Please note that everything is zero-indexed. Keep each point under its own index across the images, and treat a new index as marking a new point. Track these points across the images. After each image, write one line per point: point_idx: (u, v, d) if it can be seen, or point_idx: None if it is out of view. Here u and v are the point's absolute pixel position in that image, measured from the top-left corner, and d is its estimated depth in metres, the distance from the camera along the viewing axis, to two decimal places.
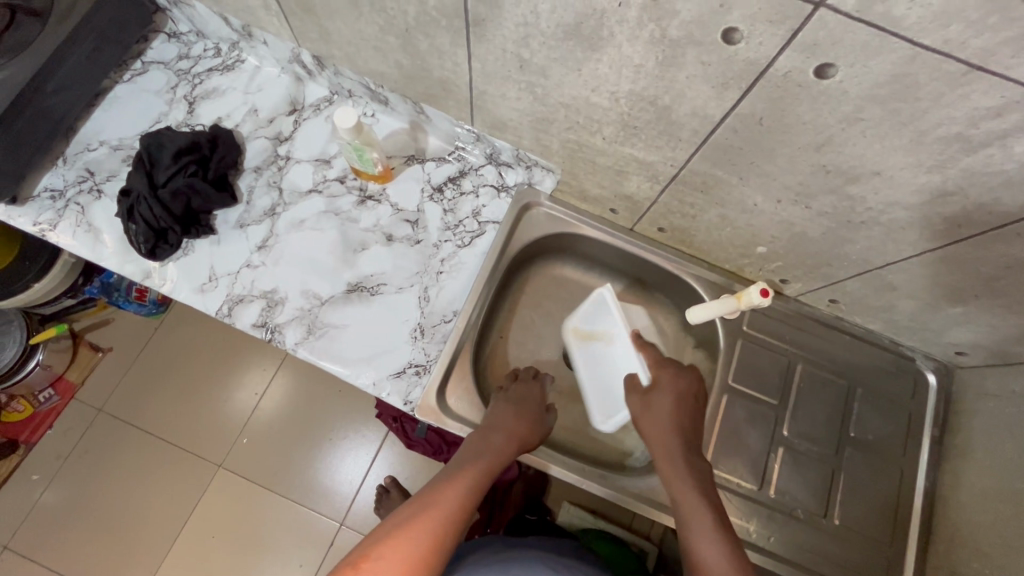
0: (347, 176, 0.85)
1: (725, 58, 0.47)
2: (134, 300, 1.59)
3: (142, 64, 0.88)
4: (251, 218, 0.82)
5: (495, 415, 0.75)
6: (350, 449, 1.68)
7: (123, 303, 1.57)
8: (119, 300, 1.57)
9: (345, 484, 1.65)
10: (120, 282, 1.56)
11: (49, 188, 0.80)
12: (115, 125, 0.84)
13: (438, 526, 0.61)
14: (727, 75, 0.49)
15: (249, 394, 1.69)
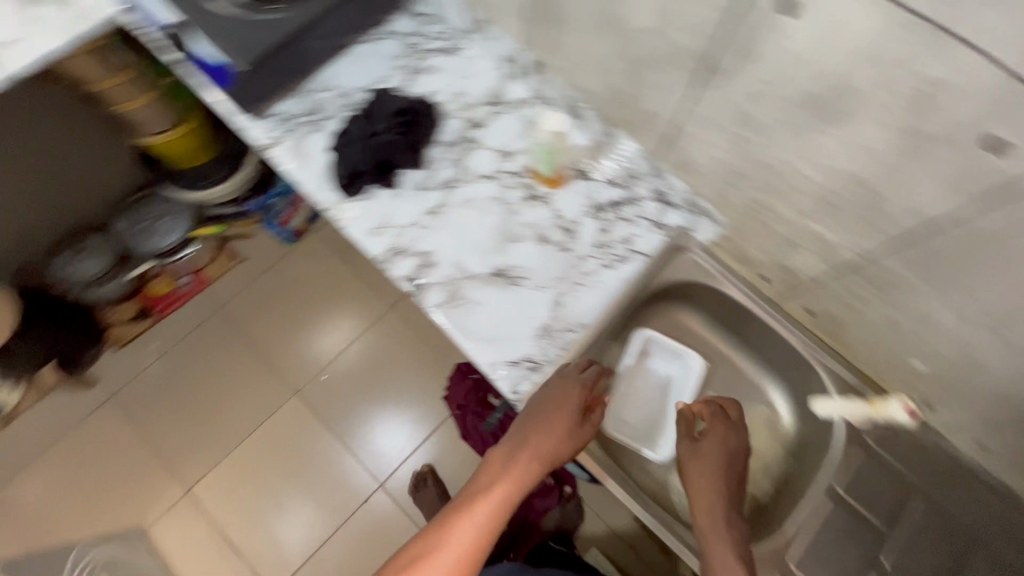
0: (522, 172, 0.91)
1: (976, 163, 0.47)
2: (278, 224, 1.81)
3: (383, 31, 0.98)
4: (430, 184, 0.90)
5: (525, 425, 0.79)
6: (408, 419, 1.75)
7: (268, 224, 1.81)
8: (266, 220, 1.80)
9: (393, 449, 1.72)
10: (276, 204, 1.78)
11: (283, 111, 0.93)
12: (347, 74, 0.96)
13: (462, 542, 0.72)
14: (970, 181, 0.48)
15: (341, 339, 1.83)
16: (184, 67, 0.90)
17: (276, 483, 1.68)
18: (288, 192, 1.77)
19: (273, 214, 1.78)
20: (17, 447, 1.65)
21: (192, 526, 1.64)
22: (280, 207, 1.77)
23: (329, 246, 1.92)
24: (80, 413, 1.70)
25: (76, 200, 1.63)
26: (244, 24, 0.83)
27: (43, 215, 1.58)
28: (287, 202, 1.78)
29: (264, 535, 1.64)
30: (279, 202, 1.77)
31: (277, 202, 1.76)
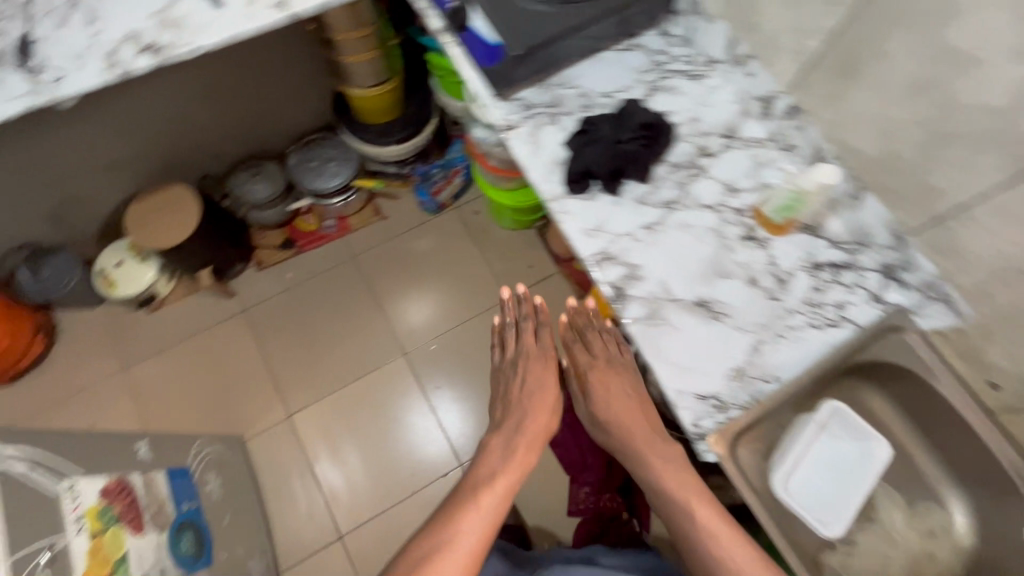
0: (744, 212, 0.90)
1: None
2: (429, 194, 1.89)
3: (633, 43, 1.00)
4: (650, 201, 0.91)
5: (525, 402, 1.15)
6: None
7: (419, 191, 1.89)
8: (419, 187, 1.89)
9: (477, 435, 1.75)
10: (434, 175, 1.88)
11: (523, 98, 0.96)
12: (590, 77, 0.98)
13: (493, 500, 1.01)
14: None
15: (453, 318, 1.88)
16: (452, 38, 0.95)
17: (366, 433, 1.76)
18: (448, 165, 1.88)
19: (428, 182, 1.88)
20: (156, 333, 1.80)
21: (285, 449, 1.73)
22: (436, 177, 1.87)
23: (463, 227, 1.97)
24: (214, 318, 1.83)
25: (264, 126, 1.76)
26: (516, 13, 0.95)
27: (236, 132, 1.73)
28: (444, 174, 1.87)
29: (343, 479, 1.72)
30: (437, 171, 1.87)
31: (436, 171, 1.87)
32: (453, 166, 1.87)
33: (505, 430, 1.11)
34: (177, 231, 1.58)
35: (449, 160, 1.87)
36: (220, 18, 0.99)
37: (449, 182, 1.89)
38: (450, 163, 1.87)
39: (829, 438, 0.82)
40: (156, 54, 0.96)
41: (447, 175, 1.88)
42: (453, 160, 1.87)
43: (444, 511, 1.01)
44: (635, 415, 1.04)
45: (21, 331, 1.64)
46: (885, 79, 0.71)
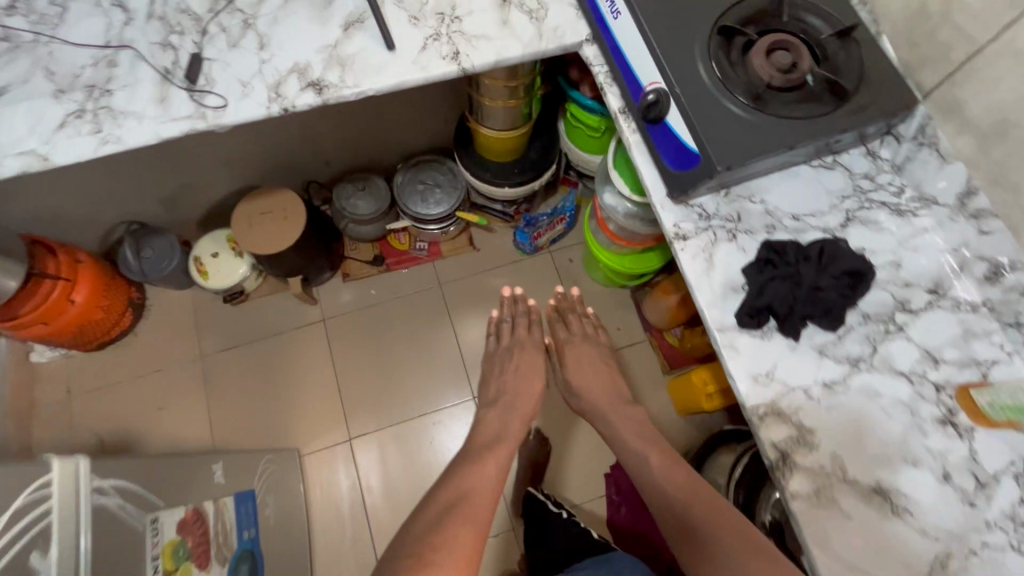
0: (944, 388, 0.77)
1: None
2: (529, 237, 1.80)
3: (833, 161, 0.88)
4: (834, 353, 0.79)
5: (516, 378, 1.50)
6: (558, 477, 1.68)
7: (521, 233, 1.78)
8: (523, 230, 1.77)
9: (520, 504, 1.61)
10: (540, 219, 1.76)
11: (701, 205, 0.85)
12: (779, 194, 0.86)
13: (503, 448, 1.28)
14: None
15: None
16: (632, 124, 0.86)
17: (421, 471, 1.70)
18: (556, 211, 1.78)
19: (534, 227, 1.78)
20: (235, 326, 1.79)
21: (340, 471, 1.70)
22: (543, 223, 1.77)
23: (553, 273, 1.87)
24: (293, 322, 1.81)
25: (379, 141, 1.72)
26: (714, 108, 0.80)
27: (350, 144, 1.70)
28: (550, 221, 1.78)
29: (390, 515, 1.67)
30: (546, 217, 1.77)
31: (545, 217, 1.77)
32: (561, 215, 1.78)
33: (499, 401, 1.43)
34: (279, 241, 1.56)
35: (560, 208, 1.77)
36: (391, 63, 0.93)
37: (552, 229, 1.81)
38: (560, 212, 1.77)
39: None
40: (320, 92, 0.91)
41: (553, 222, 1.79)
42: (564, 209, 1.77)
43: (457, 479, 1.14)
44: (596, 379, 1.48)
45: (115, 304, 1.67)
46: None
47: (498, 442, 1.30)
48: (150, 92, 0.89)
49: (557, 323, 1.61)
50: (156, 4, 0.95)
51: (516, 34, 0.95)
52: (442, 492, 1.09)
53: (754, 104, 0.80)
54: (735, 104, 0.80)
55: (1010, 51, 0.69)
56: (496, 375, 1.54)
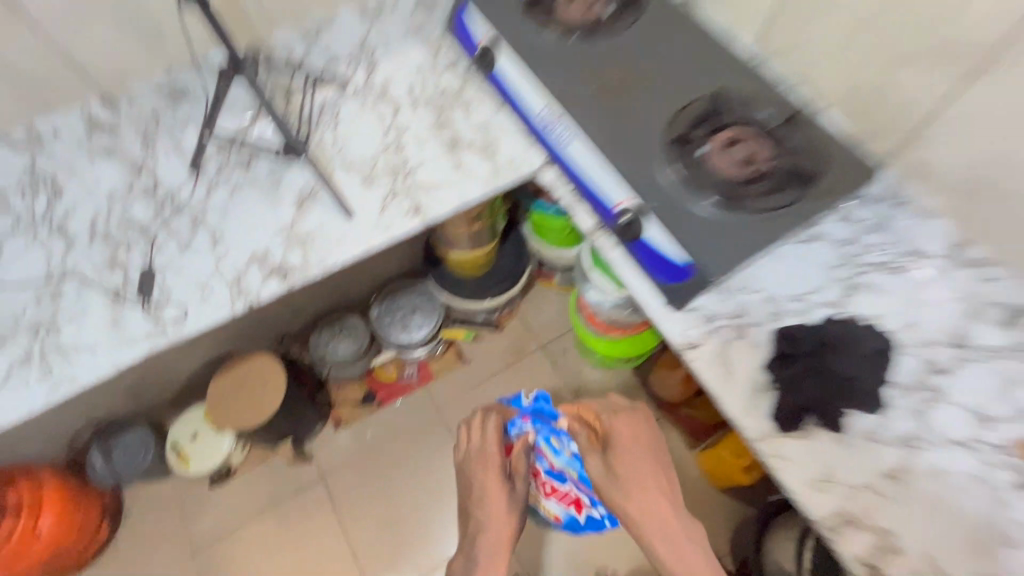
0: (1010, 455, 0.71)
1: None
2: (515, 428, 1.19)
3: (813, 234, 0.85)
4: (883, 437, 0.73)
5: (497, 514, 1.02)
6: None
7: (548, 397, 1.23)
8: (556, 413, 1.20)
9: None
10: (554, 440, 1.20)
11: (702, 308, 0.82)
12: (777, 277, 0.83)
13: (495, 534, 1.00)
14: None
15: None
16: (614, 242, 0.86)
17: None
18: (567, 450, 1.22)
19: (545, 436, 1.20)
20: (230, 510, 1.64)
21: None
22: (550, 449, 1.20)
23: (550, 367, 1.81)
24: (291, 487, 1.67)
25: (348, 278, 1.66)
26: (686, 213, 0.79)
27: (319, 291, 1.64)
28: (548, 458, 1.21)
29: None
30: (557, 449, 1.20)
31: (561, 452, 1.20)
32: (569, 487, 1.25)
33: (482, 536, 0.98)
34: (254, 410, 1.46)
35: (572, 466, 1.22)
36: (372, 229, 0.91)
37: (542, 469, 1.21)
38: (573, 465, 1.21)
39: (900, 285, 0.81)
40: (285, 277, 0.87)
41: (552, 470, 1.22)
42: (576, 470, 1.21)
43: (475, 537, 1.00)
44: (658, 476, 0.93)
45: (87, 527, 1.49)
46: None
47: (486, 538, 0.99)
48: (101, 319, 0.84)
49: (610, 405, 1.03)
50: (99, 223, 0.91)
51: (486, 165, 0.96)
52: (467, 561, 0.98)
53: (729, 212, 0.79)
54: (711, 211, 0.79)
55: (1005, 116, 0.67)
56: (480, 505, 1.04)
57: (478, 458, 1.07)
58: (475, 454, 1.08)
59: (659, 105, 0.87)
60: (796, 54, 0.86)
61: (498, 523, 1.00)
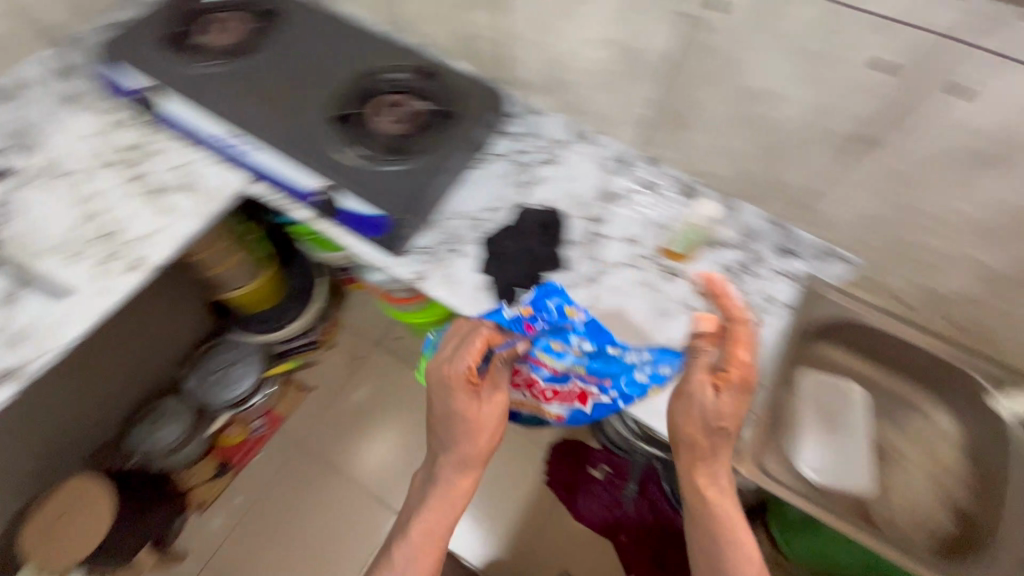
0: (653, 256, 0.99)
1: None
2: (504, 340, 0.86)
3: (487, 156, 1.08)
4: (573, 283, 0.97)
5: (477, 432, 0.84)
6: (525, 527, 1.57)
7: (554, 290, 0.85)
8: (560, 311, 0.84)
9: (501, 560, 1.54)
10: (558, 342, 0.86)
11: (421, 246, 0.99)
12: (469, 201, 1.04)
13: (478, 450, 0.85)
14: None
15: None
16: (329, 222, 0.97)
17: None
18: (575, 341, 0.85)
19: (543, 342, 0.86)
20: None
21: None
22: (551, 355, 0.87)
23: (391, 358, 1.91)
24: None
25: (142, 367, 1.58)
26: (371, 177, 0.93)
27: (115, 392, 1.54)
28: (549, 365, 0.88)
29: None
30: (558, 351, 0.86)
31: (564, 354, 0.86)
32: (575, 386, 0.90)
33: (461, 448, 0.84)
34: (86, 534, 1.36)
35: (579, 365, 0.87)
36: (93, 298, 0.90)
37: (540, 376, 0.90)
38: (583, 362, 0.86)
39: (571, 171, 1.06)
40: (13, 379, 0.84)
41: (553, 376, 0.90)
42: (586, 366, 0.86)
43: (447, 446, 0.86)
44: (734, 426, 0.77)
45: None
46: (710, 119, 0.81)
47: (467, 458, 0.85)
48: None
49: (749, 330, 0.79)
50: None
51: (192, 198, 1.00)
52: (444, 467, 0.86)
53: (402, 158, 0.95)
54: (390, 165, 0.95)
55: (530, 36, 0.87)
56: (460, 424, 0.84)
57: (446, 374, 0.83)
58: (441, 367, 0.84)
59: (316, 100, 0.99)
60: (408, 26, 1.05)
61: (479, 441, 0.84)
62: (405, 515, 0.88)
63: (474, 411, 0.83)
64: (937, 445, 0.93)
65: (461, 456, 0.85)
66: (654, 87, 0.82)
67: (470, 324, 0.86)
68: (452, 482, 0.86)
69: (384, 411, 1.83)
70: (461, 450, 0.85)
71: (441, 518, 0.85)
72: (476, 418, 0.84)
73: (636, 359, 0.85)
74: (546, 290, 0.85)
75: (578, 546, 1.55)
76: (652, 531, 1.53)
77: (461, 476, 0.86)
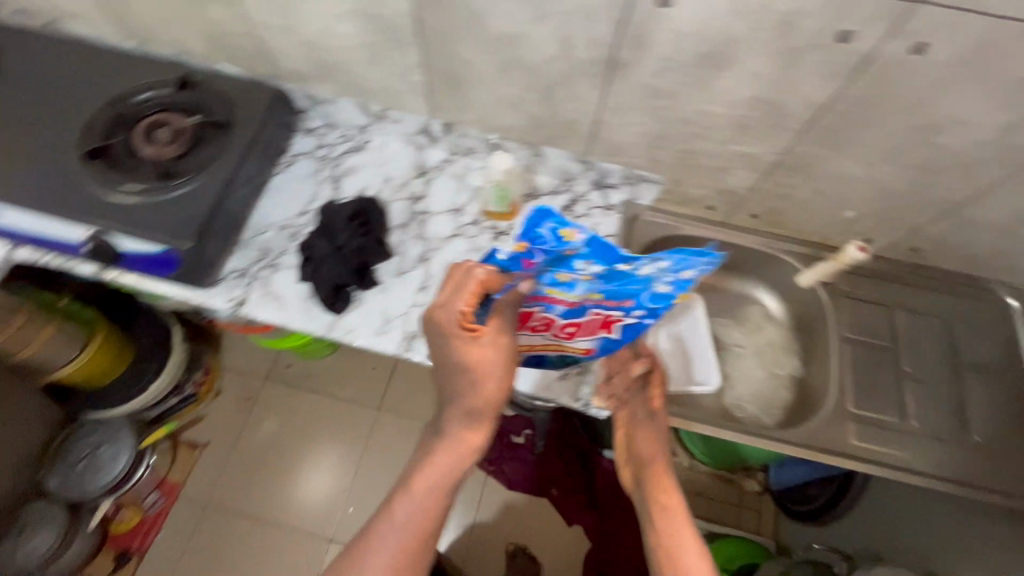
0: (480, 220, 0.99)
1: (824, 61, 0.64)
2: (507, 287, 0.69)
3: (291, 156, 1.02)
4: (405, 267, 0.95)
5: (484, 385, 0.69)
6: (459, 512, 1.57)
7: (545, 213, 0.64)
8: (552, 237, 0.64)
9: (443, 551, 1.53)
10: (569, 274, 0.69)
11: (235, 269, 0.92)
12: (278, 209, 0.98)
13: (490, 402, 0.70)
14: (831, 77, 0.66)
15: (348, 468, 1.71)
16: (119, 271, 0.87)
17: None
18: (582, 272, 0.68)
19: (548, 277, 0.69)
20: None
21: None
22: (560, 289, 0.70)
23: (284, 389, 1.80)
24: None
25: None
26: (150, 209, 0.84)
27: None
28: (562, 301, 0.72)
29: None
30: (567, 285, 0.70)
31: (575, 284, 0.70)
32: (595, 317, 0.74)
33: (467, 401, 0.71)
34: None
35: (596, 292, 0.70)
36: None
37: (556, 314, 0.74)
38: (597, 288, 0.69)
39: (382, 152, 1.03)
40: None
41: (569, 311, 0.74)
42: (601, 291, 0.70)
43: (452, 399, 0.72)
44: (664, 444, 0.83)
45: None
46: (481, 72, 0.80)
47: (478, 411, 0.72)
48: None
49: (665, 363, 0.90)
50: None
51: None
52: (450, 419, 0.73)
53: (182, 180, 0.86)
54: (175, 190, 0.85)
55: (278, 22, 0.81)
56: (466, 376, 0.68)
57: (438, 321, 0.67)
58: (433, 313, 0.68)
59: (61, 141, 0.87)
60: (154, 37, 0.94)
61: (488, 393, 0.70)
62: (405, 469, 0.76)
63: (481, 359, 0.68)
64: (769, 326, 1.02)
65: (467, 412, 0.72)
66: (418, 51, 0.80)
67: (466, 266, 0.67)
68: (460, 439, 0.73)
69: (291, 443, 1.73)
70: (471, 404, 0.71)
71: (443, 477, 0.73)
72: (484, 370, 0.68)
73: (652, 272, 0.65)
74: (535, 213, 0.64)
75: (514, 512, 1.57)
76: (579, 478, 1.57)
77: (473, 429, 0.73)
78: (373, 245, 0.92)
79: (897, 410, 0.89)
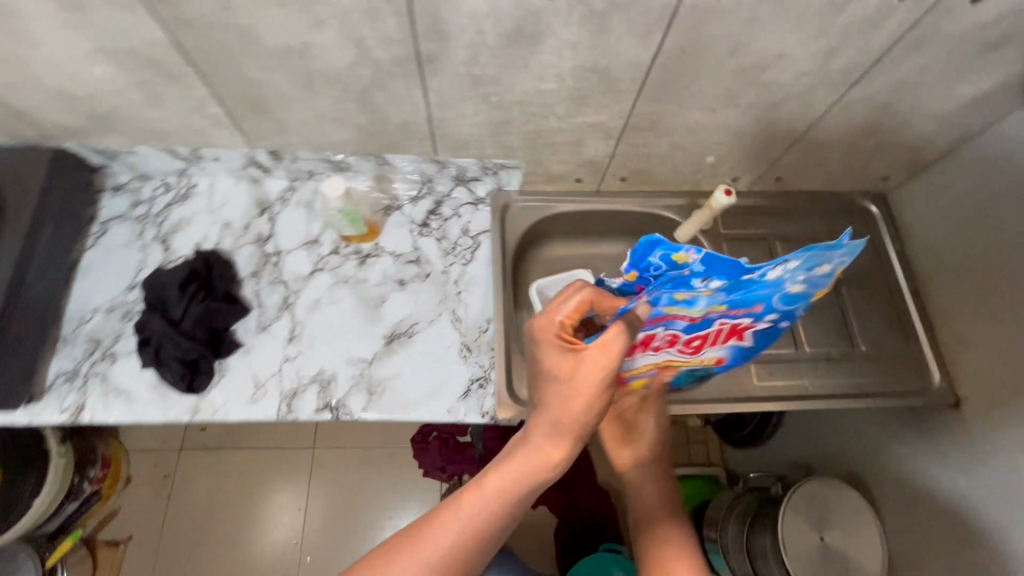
0: (341, 246, 0.90)
1: (633, 22, 0.60)
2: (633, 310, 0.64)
3: (101, 225, 0.88)
4: (267, 320, 0.85)
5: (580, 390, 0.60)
6: None
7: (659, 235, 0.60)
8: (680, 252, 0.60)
9: None
10: (694, 292, 0.62)
11: (61, 372, 0.79)
12: (102, 290, 0.85)
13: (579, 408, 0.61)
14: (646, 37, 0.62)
15: (294, 518, 1.61)
16: None
17: None
18: (711, 290, 0.62)
19: (663, 297, 0.63)
20: None
21: None
22: (680, 307, 0.64)
23: (203, 455, 1.65)
24: None
25: None
26: None
27: None
28: (683, 319, 0.66)
29: None
30: (688, 302, 0.63)
31: (695, 301, 0.63)
32: (721, 327, 0.70)
33: (566, 403, 0.61)
34: None
35: (718, 304, 0.65)
36: None
37: (679, 333, 0.69)
38: (720, 300, 0.64)
39: (211, 196, 0.91)
40: None
41: (691, 325, 0.69)
42: (725, 303, 0.64)
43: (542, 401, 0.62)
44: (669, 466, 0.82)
45: None
46: (281, 91, 0.70)
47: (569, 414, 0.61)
48: None
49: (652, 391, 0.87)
50: None
51: None
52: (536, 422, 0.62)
53: None
54: None
55: (13, 78, 0.66)
56: (569, 382, 0.61)
57: (538, 326, 0.64)
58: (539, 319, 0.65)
59: None
60: None
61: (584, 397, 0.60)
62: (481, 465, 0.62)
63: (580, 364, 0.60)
64: None
65: (559, 417, 0.61)
66: (200, 81, 0.68)
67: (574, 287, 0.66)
68: (545, 447, 0.62)
69: (225, 509, 1.60)
70: (566, 409, 0.61)
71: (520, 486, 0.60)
72: (580, 376, 0.61)
73: (781, 274, 0.60)
74: (642, 243, 0.63)
75: None
76: None
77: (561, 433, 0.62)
78: (220, 304, 0.81)
79: (791, 341, 0.91)
